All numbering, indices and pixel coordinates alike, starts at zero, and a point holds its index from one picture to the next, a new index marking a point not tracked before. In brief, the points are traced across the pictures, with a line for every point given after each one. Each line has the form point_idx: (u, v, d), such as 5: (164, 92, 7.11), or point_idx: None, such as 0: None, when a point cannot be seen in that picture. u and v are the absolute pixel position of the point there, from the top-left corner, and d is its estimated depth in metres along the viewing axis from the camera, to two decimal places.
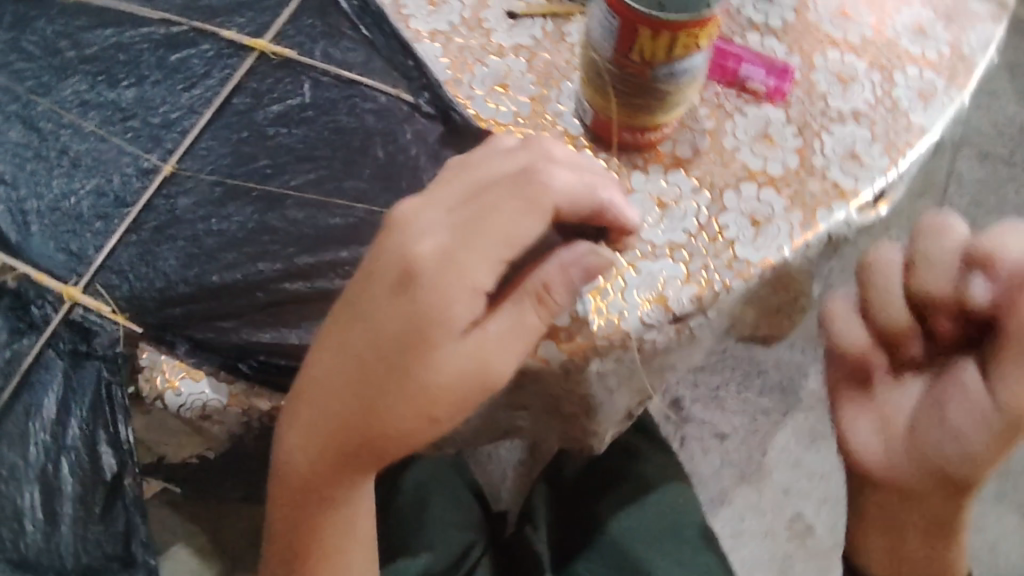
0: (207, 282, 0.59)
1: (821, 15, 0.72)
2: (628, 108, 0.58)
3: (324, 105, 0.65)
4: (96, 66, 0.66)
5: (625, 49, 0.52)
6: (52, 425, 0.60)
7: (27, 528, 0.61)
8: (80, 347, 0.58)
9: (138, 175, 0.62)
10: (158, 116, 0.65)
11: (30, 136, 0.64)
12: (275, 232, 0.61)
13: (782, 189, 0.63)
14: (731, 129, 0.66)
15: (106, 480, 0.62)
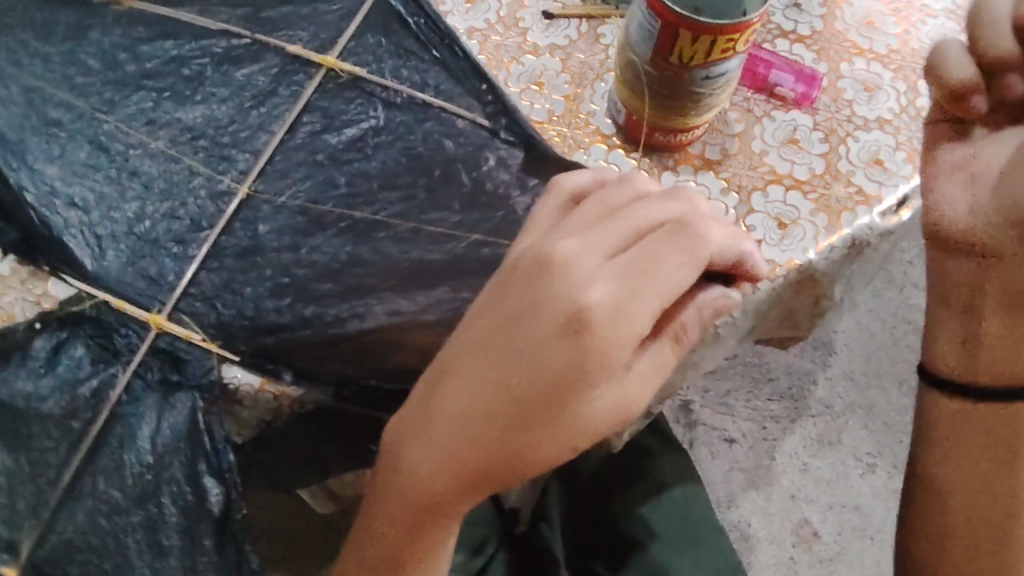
0: (305, 315, 0.60)
1: (849, 24, 0.73)
2: (663, 108, 0.60)
3: (399, 130, 0.66)
4: (161, 81, 0.68)
5: (664, 49, 0.53)
6: (148, 456, 0.57)
7: (134, 565, 0.56)
8: (171, 376, 0.58)
9: (212, 199, 0.64)
10: (227, 135, 0.66)
11: (98, 157, 0.65)
12: (368, 265, 0.62)
13: (808, 193, 0.65)
14: (760, 133, 0.67)
15: (212, 511, 0.58)
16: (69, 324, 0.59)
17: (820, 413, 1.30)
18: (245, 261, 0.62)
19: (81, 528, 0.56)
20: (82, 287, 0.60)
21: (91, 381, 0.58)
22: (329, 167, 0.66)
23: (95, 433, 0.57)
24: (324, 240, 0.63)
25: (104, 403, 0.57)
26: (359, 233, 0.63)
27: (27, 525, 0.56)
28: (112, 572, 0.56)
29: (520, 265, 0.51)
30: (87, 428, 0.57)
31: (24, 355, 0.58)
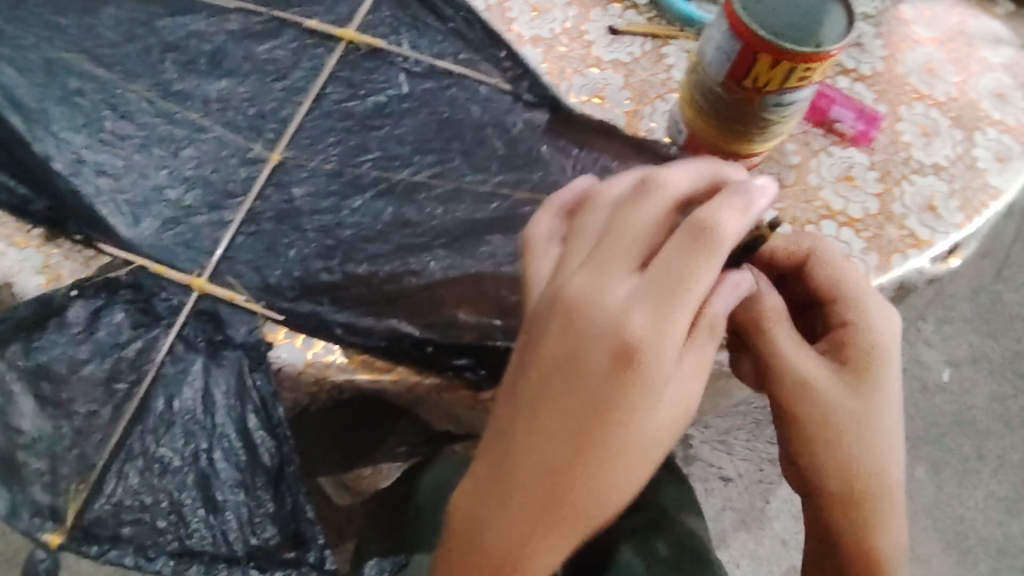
0: (358, 272, 0.58)
1: (910, 69, 0.73)
2: (727, 131, 0.59)
3: (424, 98, 0.66)
4: (189, 55, 0.67)
5: (740, 70, 0.53)
6: (196, 418, 0.55)
7: (190, 523, 0.55)
8: (216, 337, 0.57)
9: (243, 165, 0.63)
10: (257, 105, 0.65)
11: (126, 128, 0.63)
12: (416, 226, 0.61)
13: (860, 231, 0.64)
14: (817, 167, 0.67)
15: (265, 466, 0.56)
16: (105, 290, 0.57)
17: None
18: (284, 224, 0.61)
19: (132, 491, 0.55)
20: (118, 252, 0.58)
21: (132, 346, 0.56)
22: (366, 138, 0.65)
23: (138, 397, 0.55)
24: (363, 200, 0.62)
25: (145, 367, 0.56)
26: (399, 196, 0.62)
27: (78, 490, 0.54)
28: (169, 529, 0.55)
29: (538, 309, 0.46)
30: (129, 396, 0.55)
31: (60, 322, 0.55)
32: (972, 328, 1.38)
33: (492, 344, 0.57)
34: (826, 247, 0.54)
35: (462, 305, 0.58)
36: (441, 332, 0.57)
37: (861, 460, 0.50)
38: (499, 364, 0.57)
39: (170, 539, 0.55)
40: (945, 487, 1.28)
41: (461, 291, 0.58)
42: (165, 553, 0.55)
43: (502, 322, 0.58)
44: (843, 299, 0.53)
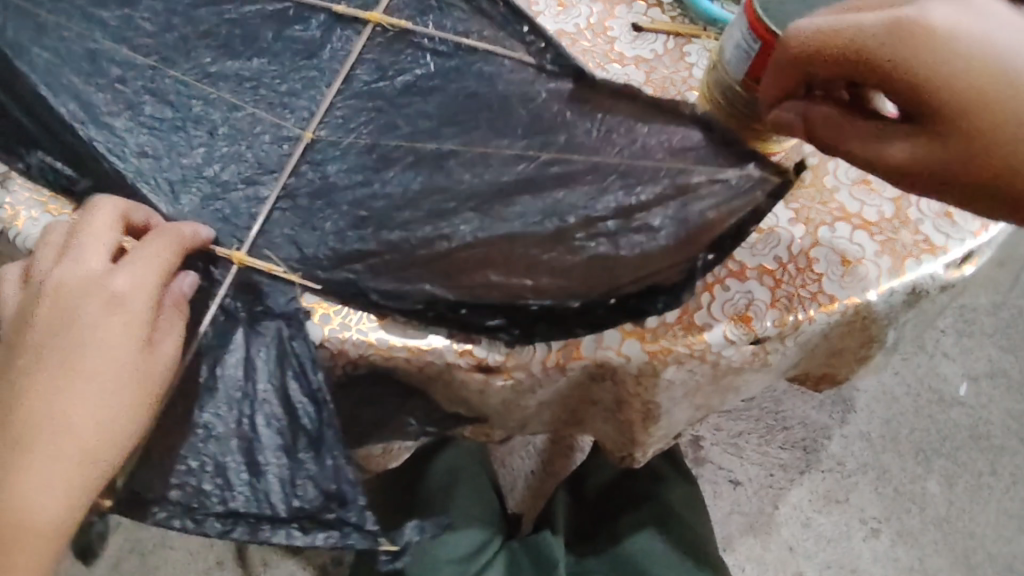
0: (391, 239, 0.60)
1: None
2: (745, 130, 0.60)
3: (449, 74, 0.66)
4: (222, 38, 0.67)
5: (758, 70, 0.54)
6: (243, 382, 0.57)
7: (234, 486, 0.56)
8: (257, 305, 0.58)
9: (277, 141, 0.64)
10: (288, 85, 0.66)
11: (164, 110, 0.64)
12: (445, 191, 0.61)
13: (875, 234, 0.64)
14: (834, 169, 0.67)
15: (305, 427, 0.57)
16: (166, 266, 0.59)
17: (831, 470, 1.28)
18: (318, 199, 0.62)
19: (179, 455, 0.56)
20: None
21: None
22: (389, 121, 0.64)
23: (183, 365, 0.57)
24: (396, 174, 0.62)
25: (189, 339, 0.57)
26: (428, 164, 0.62)
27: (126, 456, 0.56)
28: (215, 492, 0.55)
29: None
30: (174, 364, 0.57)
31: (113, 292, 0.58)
32: (992, 342, 1.39)
33: (529, 305, 0.57)
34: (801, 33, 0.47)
35: (493, 269, 0.58)
36: (471, 293, 0.58)
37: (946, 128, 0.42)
38: (532, 325, 0.58)
39: (215, 501, 0.55)
40: (956, 502, 1.28)
41: (495, 250, 0.59)
42: (214, 520, 0.55)
43: (532, 283, 0.58)
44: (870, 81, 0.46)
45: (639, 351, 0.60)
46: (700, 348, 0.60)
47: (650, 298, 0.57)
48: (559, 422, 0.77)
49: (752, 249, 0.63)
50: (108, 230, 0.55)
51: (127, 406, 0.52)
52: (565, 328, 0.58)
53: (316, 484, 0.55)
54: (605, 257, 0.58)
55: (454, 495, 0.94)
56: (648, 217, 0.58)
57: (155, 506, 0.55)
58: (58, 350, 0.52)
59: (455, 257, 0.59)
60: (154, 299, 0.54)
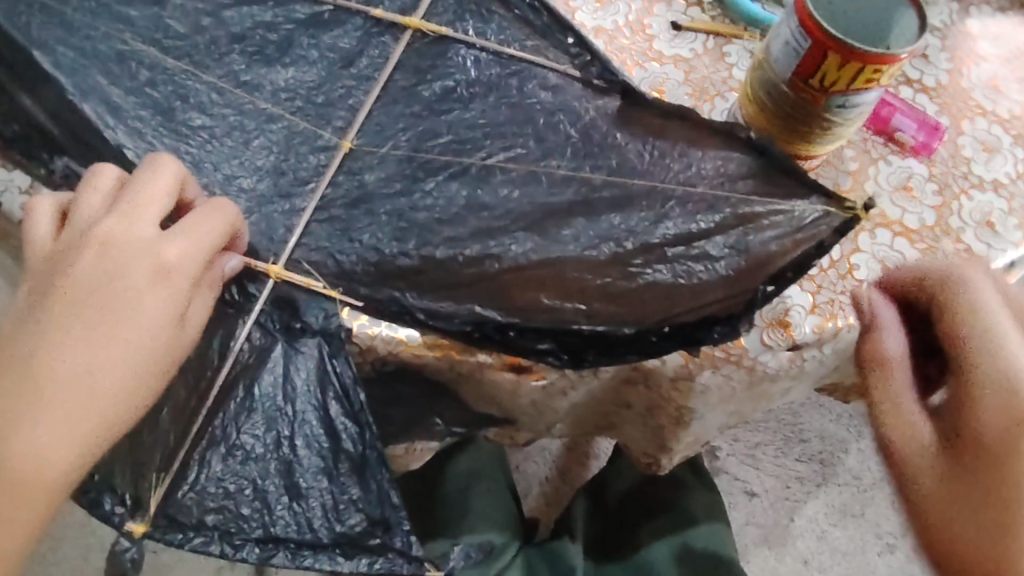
0: (437, 255, 0.59)
1: (974, 83, 0.71)
2: (788, 131, 0.59)
3: (492, 85, 0.65)
4: (254, 44, 0.65)
5: (807, 69, 0.53)
6: (282, 402, 0.57)
7: (274, 510, 0.56)
8: (294, 323, 0.58)
9: (314, 151, 0.63)
10: (322, 96, 0.65)
11: (196, 118, 0.63)
12: (487, 209, 0.60)
13: (916, 242, 0.63)
14: (875, 175, 0.66)
15: (346, 451, 0.57)
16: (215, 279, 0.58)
17: (847, 484, 1.26)
18: (356, 209, 0.60)
19: (216, 477, 0.55)
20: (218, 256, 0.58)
21: (215, 334, 0.57)
22: (426, 131, 0.63)
23: (220, 384, 0.57)
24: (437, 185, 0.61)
25: (227, 358, 0.57)
26: (470, 181, 0.61)
27: (162, 480, 0.55)
28: (253, 516, 0.55)
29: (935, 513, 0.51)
30: (213, 382, 0.56)
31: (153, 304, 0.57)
32: None
33: (576, 328, 0.57)
34: (959, 275, 0.53)
35: (545, 291, 0.57)
36: (525, 318, 0.57)
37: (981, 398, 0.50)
38: (582, 351, 0.57)
39: (254, 526, 0.55)
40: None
41: (545, 278, 0.58)
42: (251, 545, 0.55)
43: (586, 308, 0.57)
44: (980, 330, 0.50)
45: (675, 355, 0.59)
46: (737, 352, 0.59)
47: (705, 326, 0.57)
48: (584, 426, 0.76)
49: None
50: (163, 194, 0.52)
51: (152, 372, 0.50)
52: (615, 352, 0.57)
53: (354, 505, 0.56)
54: (663, 285, 0.57)
55: (473, 497, 0.93)
56: (708, 246, 0.57)
57: (191, 534, 0.54)
58: (95, 303, 0.49)
59: (504, 285, 0.58)
60: (195, 276, 0.52)
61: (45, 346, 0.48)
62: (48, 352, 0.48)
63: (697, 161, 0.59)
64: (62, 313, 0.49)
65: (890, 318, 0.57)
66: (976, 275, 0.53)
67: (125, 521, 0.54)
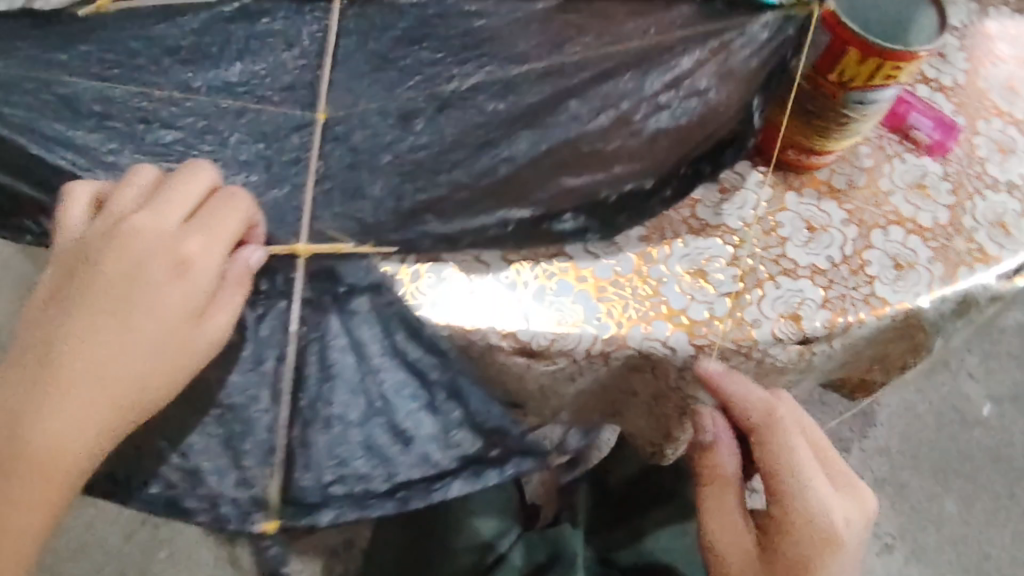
0: (448, 181, 0.58)
1: (991, 84, 0.71)
2: (805, 125, 0.60)
3: (480, 75, 0.63)
4: (207, 40, 0.64)
5: (826, 64, 0.54)
6: (358, 373, 0.55)
7: (393, 459, 0.57)
8: (335, 289, 0.55)
9: (293, 131, 0.61)
10: (288, 75, 0.64)
11: (167, 135, 0.60)
12: (498, 180, 0.58)
13: (928, 240, 0.63)
14: (890, 172, 0.66)
15: (436, 380, 0.57)
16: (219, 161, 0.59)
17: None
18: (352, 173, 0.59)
19: (327, 451, 0.56)
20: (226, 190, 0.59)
21: (264, 325, 0.55)
22: (422, 108, 0.62)
23: (291, 363, 0.55)
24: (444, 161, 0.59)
25: (285, 341, 0.55)
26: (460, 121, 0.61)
27: (273, 470, 0.55)
28: (371, 470, 0.57)
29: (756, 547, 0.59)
30: (279, 371, 0.55)
31: None
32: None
33: (606, 198, 0.58)
34: (775, 427, 0.58)
35: (567, 170, 0.57)
36: (548, 208, 0.57)
37: (782, 538, 0.58)
38: (609, 216, 0.59)
39: (379, 479, 0.57)
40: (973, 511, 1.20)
41: (559, 156, 0.58)
42: (377, 500, 0.58)
43: (607, 177, 0.58)
44: (774, 464, 0.58)
45: (686, 343, 0.59)
46: (747, 345, 0.59)
47: (721, 150, 0.60)
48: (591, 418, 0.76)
49: (804, 248, 0.62)
50: (193, 192, 0.50)
51: (170, 369, 0.47)
52: (643, 208, 0.59)
53: (462, 424, 0.59)
54: (668, 130, 0.59)
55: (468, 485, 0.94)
56: (694, 81, 0.59)
57: (321, 507, 0.56)
58: (111, 296, 0.46)
59: (511, 180, 0.58)
60: (217, 275, 0.49)
61: (53, 342, 0.45)
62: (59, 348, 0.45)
63: (679, 57, 0.60)
64: (74, 306, 0.46)
65: (725, 434, 0.62)
66: (783, 415, 0.59)
67: (253, 521, 0.56)
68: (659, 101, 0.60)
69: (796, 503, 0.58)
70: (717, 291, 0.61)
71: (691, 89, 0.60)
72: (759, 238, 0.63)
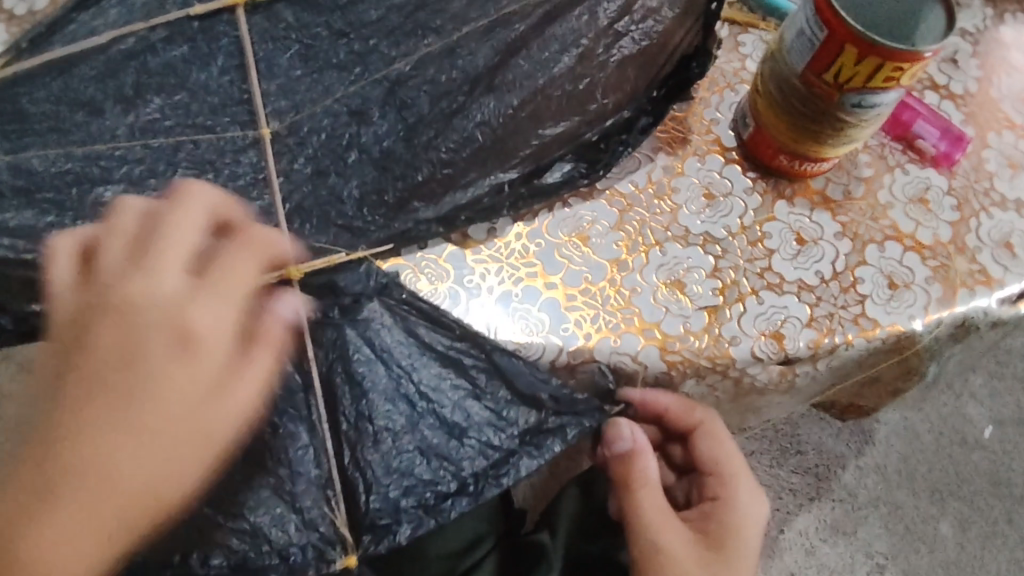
0: (416, 179, 0.56)
1: (1004, 94, 0.66)
2: (799, 131, 0.54)
3: (438, 94, 0.57)
4: (117, 83, 0.56)
5: (822, 64, 0.48)
6: (390, 380, 0.52)
7: (461, 451, 0.51)
8: (341, 302, 0.53)
9: (249, 172, 0.55)
10: (214, 97, 0.57)
11: (107, 192, 0.53)
12: (460, 137, 0.57)
13: (927, 258, 0.59)
14: (889, 183, 0.61)
15: (468, 366, 0.53)
16: None
17: (842, 501, 1.01)
18: (306, 203, 0.55)
19: (381, 463, 0.51)
20: None
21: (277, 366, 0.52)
22: (375, 100, 0.57)
23: (320, 390, 0.51)
24: (409, 176, 0.56)
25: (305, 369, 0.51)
26: (408, 153, 0.56)
27: (335, 505, 0.50)
28: (438, 474, 0.51)
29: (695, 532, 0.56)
30: (308, 403, 0.51)
31: None
32: None
33: (589, 137, 0.59)
34: (715, 424, 0.59)
35: (543, 124, 0.58)
36: (535, 161, 0.58)
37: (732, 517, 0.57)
38: (596, 155, 0.60)
39: (449, 476, 0.51)
40: (1009, 534, 1.02)
41: (535, 108, 0.58)
42: (451, 500, 0.51)
43: (583, 117, 0.59)
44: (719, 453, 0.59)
45: (657, 360, 0.55)
46: (723, 364, 0.55)
47: (684, 64, 0.61)
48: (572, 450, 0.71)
49: (791, 261, 0.58)
50: (191, 240, 0.44)
51: (184, 463, 0.42)
52: (627, 139, 0.60)
53: (514, 401, 0.52)
54: (631, 57, 0.59)
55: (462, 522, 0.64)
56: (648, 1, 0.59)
57: (395, 524, 0.50)
58: (122, 384, 0.40)
59: (496, 142, 0.57)
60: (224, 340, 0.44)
61: (67, 453, 0.38)
62: (76, 458, 0.38)
63: None
64: (100, 408, 0.39)
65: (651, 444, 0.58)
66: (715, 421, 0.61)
67: (329, 560, 0.49)
68: (618, 29, 0.59)
69: (739, 488, 0.58)
70: (694, 304, 0.56)
71: (645, 10, 0.59)
72: (743, 249, 0.58)
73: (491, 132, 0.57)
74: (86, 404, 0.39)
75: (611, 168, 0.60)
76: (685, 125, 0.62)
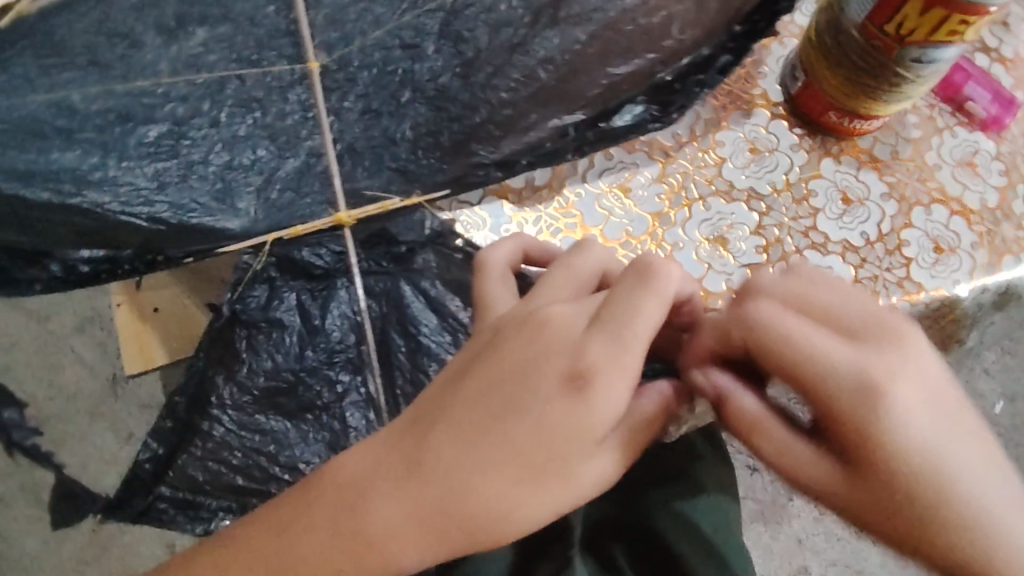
0: (474, 118, 0.55)
1: None
2: (853, 82, 0.52)
3: (497, 23, 0.54)
4: (157, 13, 0.54)
5: (886, 11, 0.46)
6: (442, 329, 0.55)
7: None
8: (392, 250, 0.56)
9: (298, 112, 0.55)
10: (260, 28, 0.55)
11: (151, 132, 0.53)
12: (526, 77, 0.55)
13: (974, 223, 0.58)
14: (938, 144, 0.59)
15: None
16: (217, 140, 0.54)
17: None
18: (360, 143, 0.55)
19: None
20: (230, 178, 0.54)
21: (330, 314, 0.55)
22: (430, 34, 0.55)
23: (374, 342, 0.55)
24: (465, 115, 0.55)
25: (358, 319, 0.55)
26: (470, 89, 0.54)
27: None
28: None
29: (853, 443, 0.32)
30: (362, 352, 0.55)
31: (186, 185, 0.53)
32: None
33: (663, 77, 0.57)
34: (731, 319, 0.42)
35: (612, 61, 0.55)
36: (603, 103, 0.56)
37: (859, 418, 0.31)
38: (669, 96, 0.58)
39: None
40: None
41: (604, 44, 0.55)
42: None
43: (657, 55, 0.56)
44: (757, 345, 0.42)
45: None
46: None
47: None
48: None
49: (837, 222, 0.57)
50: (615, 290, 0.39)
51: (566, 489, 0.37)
52: (705, 80, 0.58)
53: None
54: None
55: None
56: None
57: None
58: (504, 402, 0.37)
59: (559, 83, 0.55)
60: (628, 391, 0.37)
61: (370, 469, 0.38)
62: (374, 471, 0.38)
63: None
64: (425, 431, 0.38)
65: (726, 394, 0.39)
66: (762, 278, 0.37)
67: None
68: None
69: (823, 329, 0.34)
70: (737, 262, 0.57)
71: None
72: (789, 208, 0.58)
73: (557, 73, 0.55)
74: (412, 425, 0.38)
75: (686, 108, 0.58)
76: (737, 79, 0.59)
